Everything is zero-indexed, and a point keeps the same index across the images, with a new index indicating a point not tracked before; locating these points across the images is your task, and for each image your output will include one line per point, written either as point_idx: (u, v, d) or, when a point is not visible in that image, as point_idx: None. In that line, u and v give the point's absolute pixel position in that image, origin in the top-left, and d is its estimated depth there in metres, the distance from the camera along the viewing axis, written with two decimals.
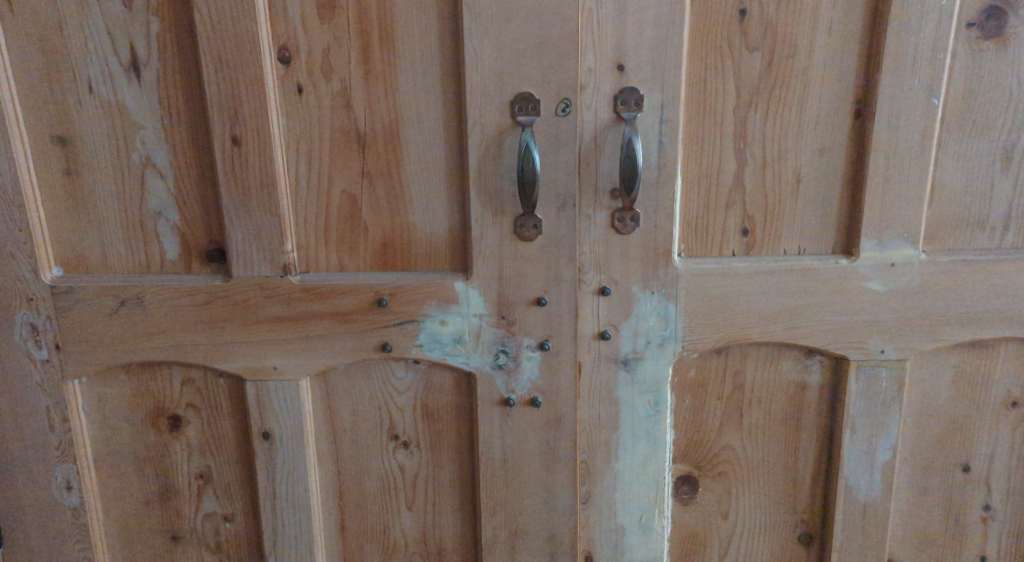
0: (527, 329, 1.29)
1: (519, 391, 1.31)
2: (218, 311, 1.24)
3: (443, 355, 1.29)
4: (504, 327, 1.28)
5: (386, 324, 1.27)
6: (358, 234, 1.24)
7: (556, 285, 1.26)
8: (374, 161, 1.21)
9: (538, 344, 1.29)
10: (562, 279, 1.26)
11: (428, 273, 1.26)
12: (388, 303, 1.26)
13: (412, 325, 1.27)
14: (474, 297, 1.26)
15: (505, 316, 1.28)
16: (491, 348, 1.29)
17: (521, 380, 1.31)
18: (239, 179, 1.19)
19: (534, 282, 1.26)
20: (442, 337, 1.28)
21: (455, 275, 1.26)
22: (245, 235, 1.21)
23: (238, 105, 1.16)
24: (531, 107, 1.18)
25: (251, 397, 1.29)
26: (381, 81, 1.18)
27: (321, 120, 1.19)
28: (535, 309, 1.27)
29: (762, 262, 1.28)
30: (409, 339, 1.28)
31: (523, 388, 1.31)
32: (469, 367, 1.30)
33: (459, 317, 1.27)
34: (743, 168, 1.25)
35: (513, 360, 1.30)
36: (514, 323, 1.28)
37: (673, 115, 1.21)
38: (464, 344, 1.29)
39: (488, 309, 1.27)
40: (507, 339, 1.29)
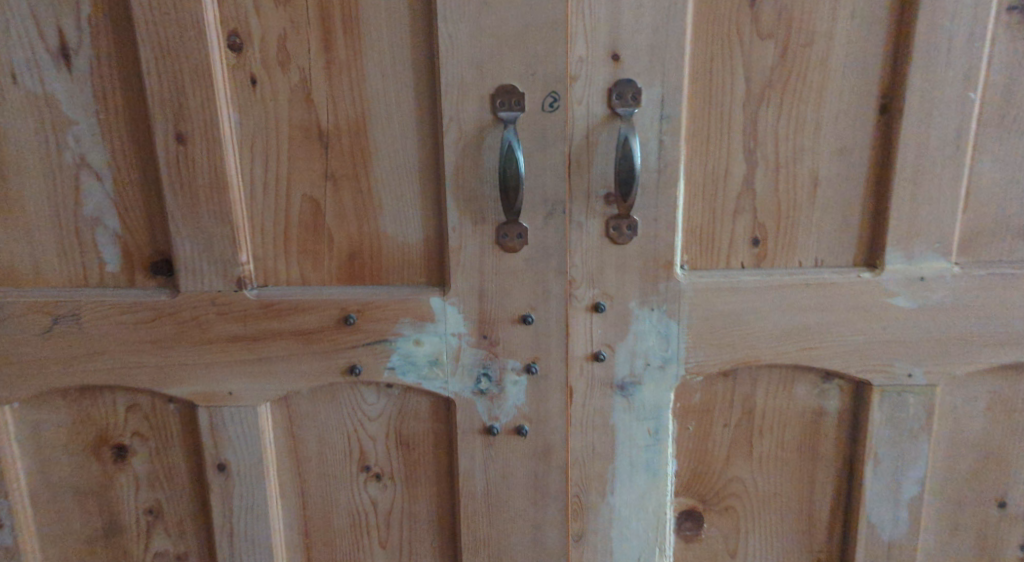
0: (512, 350, 1.15)
1: (503, 418, 1.18)
2: (164, 329, 1.11)
3: (418, 378, 1.16)
4: (487, 347, 1.15)
5: (354, 344, 1.14)
6: (322, 243, 1.11)
7: (544, 301, 1.13)
8: (339, 162, 1.08)
9: (523, 367, 1.16)
10: (550, 294, 1.13)
11: (401, 287, 1.13)
12: (356, 321, 1.13)
13: (384, 346, 1.14)
14: (453, 315, 1.13)
15: (487, 335, 1.15)
16: (472, 371, 1.16)
17: (506, 406, 1.18)
18: (186, 182, 1.06)
19: (519, 298, 1.13)
20: (416, 359, 1.15)
21: (431, 289, 1.13)
22: (194, 244, 1.08)
23: (183, 99, 1.03)
24: (515, 101, 1.04)
25: (204, 425, 1.16)
26: (345, 71, 1.05)
27: (278, 116, 1.06)
28: (520, 327, 1.14)
29: (774, 275, 1.15)
30: (381, 361, 1.15)
31: (508, 415, 1.18)
32: (447, 393, 1.17)
33: (436, 336, 1.14)
34: (754, 170, 1.11)
35: (496, 384, 1.17)
36: (498, 343, 1.15)
37: (675, 110, 1.07)
38: (442, 367, 1.16)
39: (468, 327, 1.14)
40: (490, 361, 1.16)
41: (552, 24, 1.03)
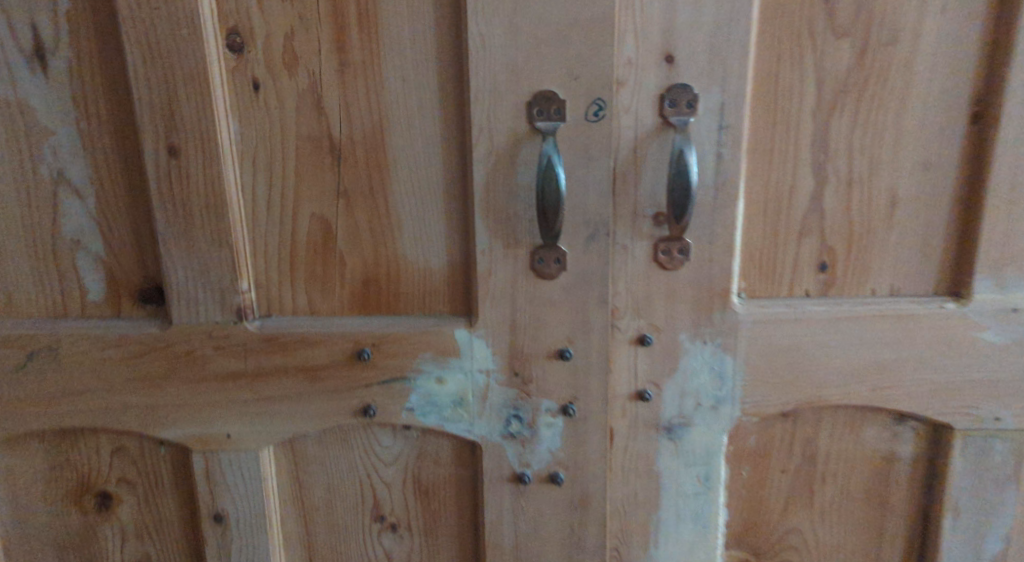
0: (546, 389, 1.02)
1: (536, 465, 1.05)
2: (154, 365, 0.98)
3: (441, 421, 1.03)
4: (518, 386, 1.02)
5: (369, 382, 1.01)
6: (334, 269, 0.98)
7: (583, 334, 1.00)
8: (353, 177, 0.95)
9: (559, 408, 1.03)
10: (590, 326, 1.00)
11: (422, 318, 1.00)
12: (371, 357, 1.00)
13: (402, 384, 1.01)
14: (480, 350, 1.00)
15: (519, 373, 1.01)
16: (502, 412, 1.03)
17: (539, 452, 1.05)
18: (179, 201, 0.93)
19: (556, 330, 0.99)
20: (438, 399, 1.02)
21: (455, 321, 1.00)
22: (188, 270, 0.95)
23: (175, 106, 0.90)
24: (554, 109, 0.91)
25: (199, 471, 1.03)
26: (361, 74, 0.91)
27: (285, 125, 0.93)
28: (556, 364, 1.01)
29: (844, 305, 1.01)
30: (398, 401, 1.02)
31: (541, 461, 1.05)
32: (473, 436, 1.04)
33: (461, 374, 1.01)
34: (824, 187, 0.98)
35: (528, 427, 1.04)
36: (530, 381, 1.02)
37: (736, 119, 0.94)
38: (467, 408, 1.03)
39: (497, 364, 1.01)
40: (521, 401, 1.03)
41: (598, 21, 0.90)
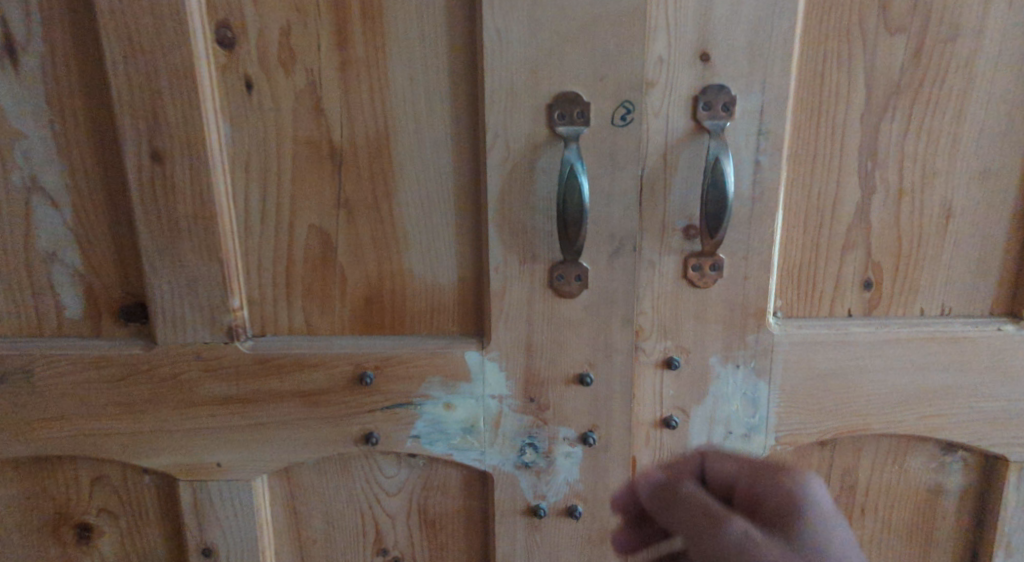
0: (565, 416, 0.93)
1: (553, 496, 0.96)
2: (137, 389, 0.90)
3: (449, 449, 0.94)
4: (534, 412, 0.93)
5: (371, 408, 0.92)
6: (336, 286, 0.89)
7: (605, 357, 0.91)
8: (355, 185, 0.86)
9: (578, 437, 0.94)
10: (614, 348, 0.91)
11: (430, 339, 0.91)
12: (374, 381, 0.91)
13: (406, 410, 0.92)
14: (492, 373, 0.91)
15: (535, 398, 0.92)
16: (515, 441, 0.94)
17: (555, 483, 0.96)
18: (163, 211, 0.84)
19: (576, 354, 0.91)
20: (446, 427, 0.93)
21: (466, 342, 0.91)
22: (173, 286, 0.87)
23: (158, 107, 0.81)
24: (577, 112, 0.83)
25: (186, 502, 0.95)
26: (364, 72, 0.83)
27: (280, 128, 0.84)
28: (575, 389, 0.92)
29: (892, 327, 0.93)
30: (403, 428, 0.93)
31: (557, 493, 0.96)
32: (484, 466, 0.95)
33: (471, 400, 0.92)
34: (871, 197, 0.91)
35: (544, 457, 0.95)
36: (547, 407, 0.93)
37: (777, 124, 0.86)
38: (477, 435, 0.93)
39: (511, 389, 0.92)
40: (537, 428, 0.93)
41: (628, 15, 0.81)
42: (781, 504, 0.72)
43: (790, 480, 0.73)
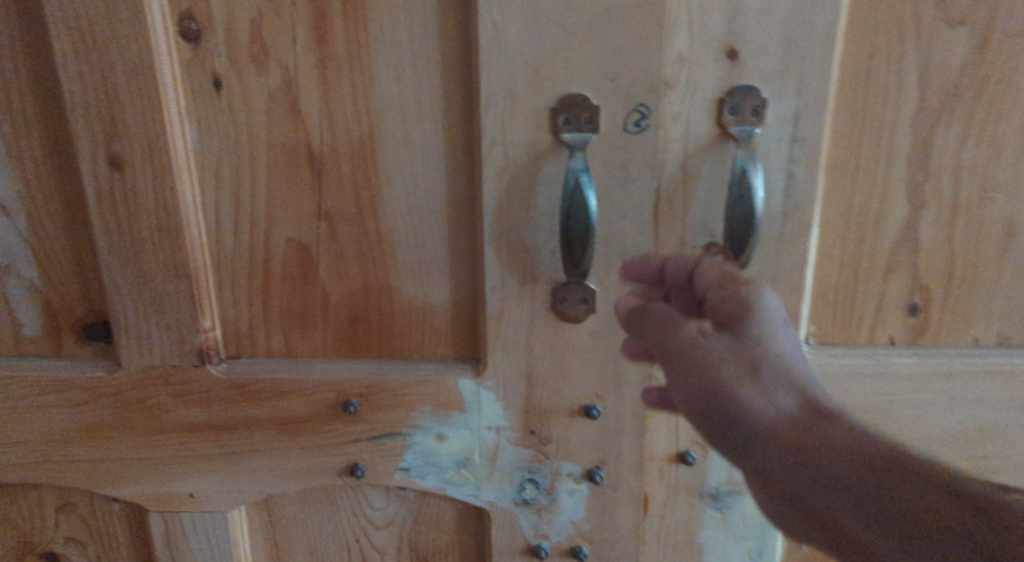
0: (569, 451, 0.84)
1: (555, 536, 0.87)
2: (102, 414, 0.82)
3: (441, 483, 0.85)
4: (534, 446, 0.83)
5: (357, 437, 0.83)
6: (317, 306, 0.80)
7: (614, 389, 0.81)
8: (336, 194, 0.76)
9: (584, 473, 0.84)
10: (622, 378, 0.81)
11: (421, 366, 0.82)
12: (359, 409, 0.82)
13: (394, 440, 0.83)
14: (489, 403, 0.82)
15: (535, 431, 0.83)
16: (514, 475, 0.85)
17: (558, 521, 0.86)
18: (124, 223, 0.76)
19: (580, 383, 0.81)
20: (438, 459, 0.84)
21: (461, 368, 0.82)
22: (136, 305, 0.78)
23: (115, 109, 0.73)
24: (584, 117, 0.73)
25: (158, 535, 0.87)
26: (345, 70, 0.73)
27: (252, 133, 0.75)
28: (580, 421, 0.83)
29: (939, 360, 0.83)
30: (391, 460, 0.84)
31: (560, 532, 0.87)
32: (480, 502, 0.86)
33: (466, 431, 0.83)
34: (920, 212, 0.80)
35: (546, 493, 0.85)
36: (549, 441, 0.83)
37: (814, 131, 0.75)
38: (473, 469, 0.84)
39: (509, 420, 0.82)
40: (537, 463, 0.84)
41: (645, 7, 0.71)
42: (733, 304, 0.67)
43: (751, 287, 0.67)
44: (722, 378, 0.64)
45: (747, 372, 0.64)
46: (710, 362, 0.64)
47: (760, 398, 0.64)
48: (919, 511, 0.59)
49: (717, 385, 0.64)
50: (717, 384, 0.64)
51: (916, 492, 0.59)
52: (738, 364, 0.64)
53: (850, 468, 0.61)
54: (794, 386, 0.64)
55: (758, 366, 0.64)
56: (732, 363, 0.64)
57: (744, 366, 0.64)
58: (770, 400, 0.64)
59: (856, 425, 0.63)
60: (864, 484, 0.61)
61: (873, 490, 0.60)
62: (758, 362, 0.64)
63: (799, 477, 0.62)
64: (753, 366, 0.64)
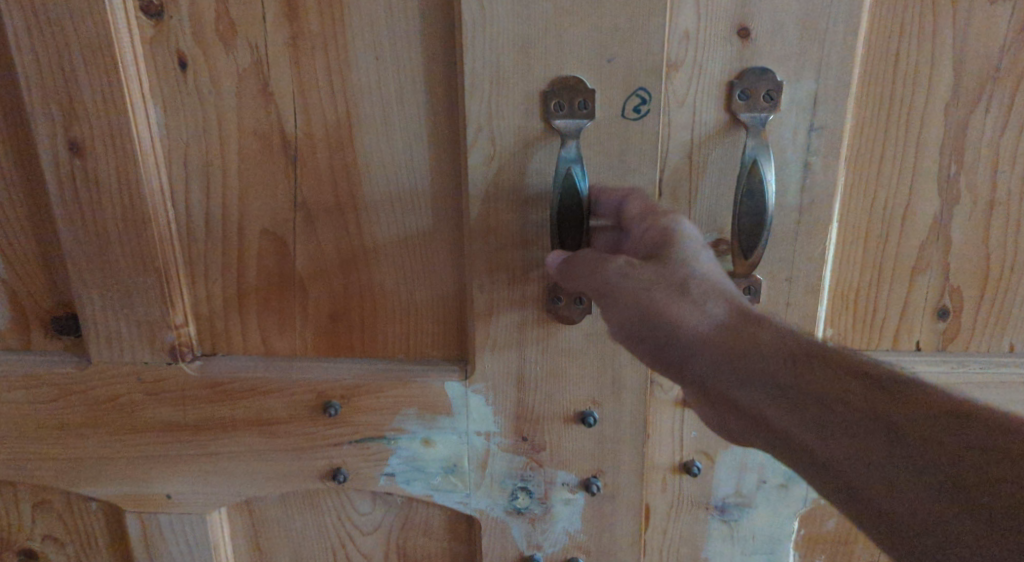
0: (564, 460, 0.75)
1: (549, 548, 0.78)
2: (72, 410, 0.78)
3: (429, 490, 0.78)
4: (526, 454, 0.75)
5: (339, 441, 0.77)
6: (295, 302, 0.75)
7: (612, 395, 0.72)
8: (313, 181, 0.71)
9: (580, 482, 0.75)
10: (622, 386, 0.72)
11: (406, 367, 0.75)
12: (340, 412, 0.76)
13: (378, 445, 0.76)
14: (477, 405, 0.74)
15: (528, 437, 0.75)
16: (505, 484, 0.76)
17: (553, 533, 0.77)
18: (89, 212, 0.71)
19: (576, 391, 0.73)
20: (424, 464, 0.77)
21: (449, 370, 0.75)
22: (104, 297, 0.74)
23: (75, 91, 0.68)
24: (578, 103, 0.66)
25: (135, 536, 0.82)
26: (319, 49, 0.67)
27: (221, 117, 0.70)
28: (575, 428, 0.74)
29: (971, 367, 0.76)
30: (375, 465, 0.77)
31: (555, 543, 0.78)
32: (469, 509, 0.78)
33: (453, 436, 0.76)
34: (952, 207, 0.73)
35: (540, 503, 0.77)
36: (543, 448, 0.75)
37: (832, 117, 0.69)
38: (461, 477, 0.77)
39: (500, 425, 0.75)
40: (530, 470, 0.76)
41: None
42: (655, 231, 0.61)
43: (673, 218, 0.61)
44: (653, 301, 0.57)
45: (677, 291, 0.57)
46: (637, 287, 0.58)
47: (691, 313, 0.57)
48: (885, 415, 0.51)
49: (648, 310, 0.57)
50: (647, 306, 0.57)
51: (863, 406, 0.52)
52: (666, 283, 0.58)
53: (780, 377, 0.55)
54: (730, 309, 0.57)
55: (687, 285, 0.57)
56: (660, 284, 0.58)
57: (674, 285, 0.58)
58: (703, 316, 0.57)
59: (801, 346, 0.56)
60: (822, 405, 0.53)
61: (833, 405, 0.53)
62: (687, 280, 0.58)
63: (746, 400, 0.56)
64: (682, 285, 0.57)
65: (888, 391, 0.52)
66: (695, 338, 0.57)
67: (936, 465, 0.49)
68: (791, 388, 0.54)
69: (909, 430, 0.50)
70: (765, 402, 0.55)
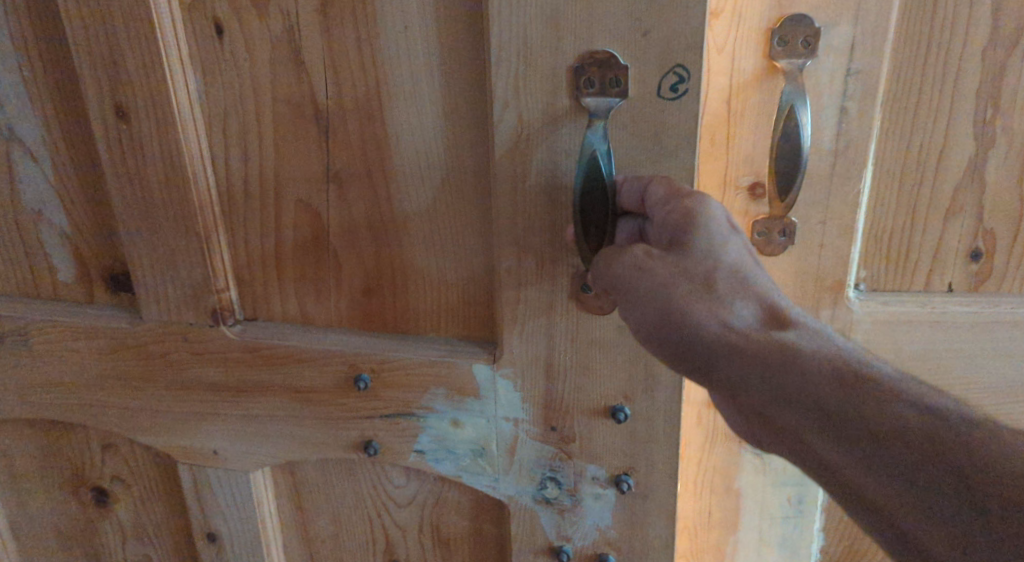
0: (594, 452, 0.72)
1: (579, 540, 0.75)
2: (128, 365, 0.82)
3: (457, 470, 0.77)
4: (556, 444, 0.72)
5: (371, 414, 0.77)
6: (328, 274, 0.75)
7: (645, 391, 0.68)
8: (343, 152, 0.71)
9: (609, 478, 0.72)
10: (656, 380, 0.68)
11: (434, 347, 0.74)
12: (370, 386, 0.76)
13: (408, 421, 0.76)
14: (504, 391, 0.72)
15: (557, 427, 0.72)
16: (534, 472, 0.74)
17: (583, 526, 0.74)
18: (136, 175, 0.74)
19: (607, 384, 0.69)
20: (453, 445, 0.75)
21: (476, 351, 0.73)
22: (152, 258, 0.77)
23: (118, 59, 0.70)
24: (610, 80, 0.62)
25: (188, 486, 0.86)
26: (348, 19, 0.67)
27: (256, 85, 0.71)
28: (605, 422, 0.70)
29: (1003, 307, 0.76)
30: (406, 441, 0.77)
31: (586, 537, 0.75)
32: (498, 494, 0.76)
33: (482, 420, 0.74)
34: (987, 152, 0.72)
35: (569, 495, 0.74)
36: (573, 440, 0.72)
37: (867, 62, 0.70)
38: (490, 460, 0.75)
39: (528, 412, 0.72)
40: (559, 461, 0.73)
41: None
42: (679, 216, 0.58)
43: (697, 202, 0.58)
44: (675, 296, 0.56)
45: (700, 287, 0.56)
46: (658, 280, 0.56)
47: (715, 309, 0.55)
48: (919, 426, 0.48)
49: (668, 305, 0.56)
50: (668, 300, 0.56)
51: (892, 411, 0.49)
52: (690, 277, 0.56)
53: (814, 379, 0.51)
54: (761, 307, 0.56)
55: (713, 279, 0.56)
56: (683, 278, 0.56)
57: (697, 280, 0.56)
58: (728, 312, 0.55)
59: (840, 351, 0.53)
60: (853, 412, 0.49)
61: (859, 408, 0.49)
62: (711, 275, 0.56)
63: (775, 404, 0.52)
64: (706, 279, 0.56)
65: (917, 399, 0.49)
66: (720, 336, 0.54)
67: (962, 481, 0.45)
68: (827, 390, 0.50)
69: (939, 440, 0.47)
70: (796, 411, 0.51)
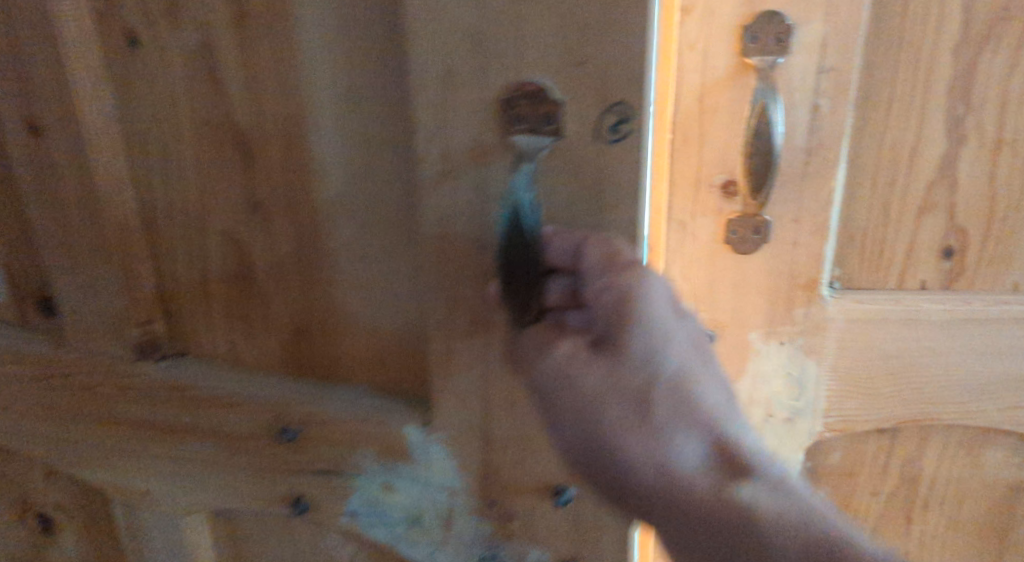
0: (543, 530, 0.58)
1: None
2: (46, 393, 0.71)
3: (392, 540, 0.63)
4: (499, 518, 0.59)
5: (300, 468, 0.63)
6: (253, 309, 0.63)
7: None
8: (266, 156, 0.59)
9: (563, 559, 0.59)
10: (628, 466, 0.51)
11: (365, 405, 0.61)
12: (297, 438, 0.62)
13: (339, 479, 0.62)
14: (438, 454, 0.59)
15: (499, 499, 0.59)
16: (474, 548, 0.61)
17: None
18: (44, 187, 0.64)
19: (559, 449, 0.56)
20: (382, 512, 0.62)
21: (418, 401, 0.59)
22: (65, 277, 0.66)
23: (27, 73, 0.61)
24: (543, 116, 0.50)
25: (122, 528, 0.74)
26: None
27: (171, 92, 0.59)
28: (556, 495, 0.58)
29: (975, 305, 0.75)
30: (337, 502, 0.63)
31: None
32: None
33: (415, 485, 0.60)
34: (960, 148, 0.70)
35: None
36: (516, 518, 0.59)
37: (839, 57, 0.68)
38: (425, 531, 0.62)
39: (467, 480, 0.59)
40: (502, 538, 0.59)
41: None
42: (614, 312, 0.50)
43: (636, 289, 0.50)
44: (605, 422, 0.50)
45: (634, 409, 0.50)
46: (588, 402, 0.50)
47: (648, 438, 0.50)
48: None
49: (598, 424, 0.50)
50: (597, 426, 0.50)
51: None
52: (624, 398, 0.50)
53: (744, 529, 0.49)
54: (699, 430, 0.50)
55: (649, 398, 0.50)
56: (614, 398, 0.50)
57: (630, 401, 0.50)
58: (662, 441, 0.50)
59: (778, 497, 0.50)
60: None
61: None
62: (648, 393, 0.50)
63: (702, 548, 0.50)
64: (640, 400, 0.50)
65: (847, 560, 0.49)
66: (651, 469, 0.50)
67: None
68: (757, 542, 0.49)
69: None
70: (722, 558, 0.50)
